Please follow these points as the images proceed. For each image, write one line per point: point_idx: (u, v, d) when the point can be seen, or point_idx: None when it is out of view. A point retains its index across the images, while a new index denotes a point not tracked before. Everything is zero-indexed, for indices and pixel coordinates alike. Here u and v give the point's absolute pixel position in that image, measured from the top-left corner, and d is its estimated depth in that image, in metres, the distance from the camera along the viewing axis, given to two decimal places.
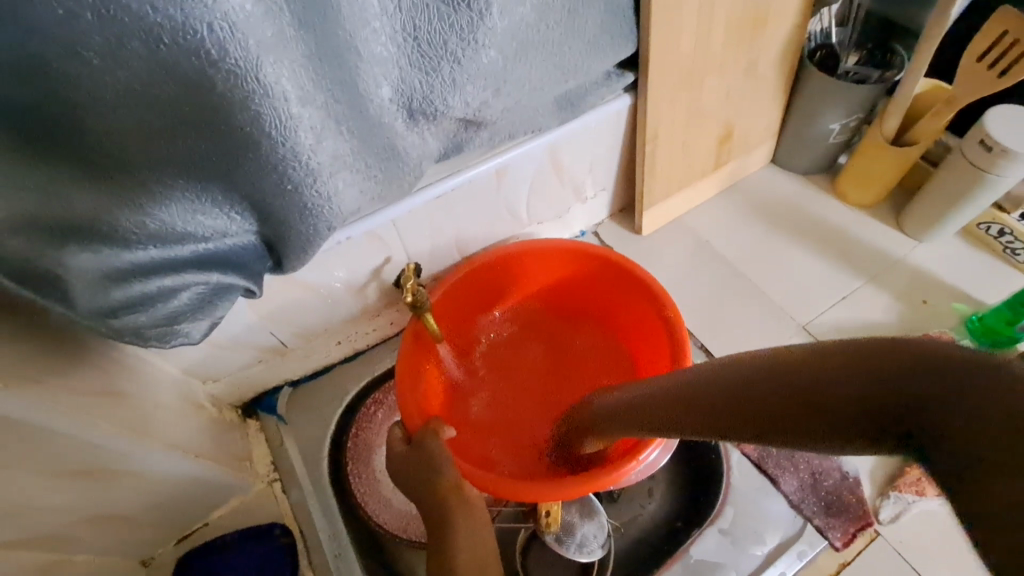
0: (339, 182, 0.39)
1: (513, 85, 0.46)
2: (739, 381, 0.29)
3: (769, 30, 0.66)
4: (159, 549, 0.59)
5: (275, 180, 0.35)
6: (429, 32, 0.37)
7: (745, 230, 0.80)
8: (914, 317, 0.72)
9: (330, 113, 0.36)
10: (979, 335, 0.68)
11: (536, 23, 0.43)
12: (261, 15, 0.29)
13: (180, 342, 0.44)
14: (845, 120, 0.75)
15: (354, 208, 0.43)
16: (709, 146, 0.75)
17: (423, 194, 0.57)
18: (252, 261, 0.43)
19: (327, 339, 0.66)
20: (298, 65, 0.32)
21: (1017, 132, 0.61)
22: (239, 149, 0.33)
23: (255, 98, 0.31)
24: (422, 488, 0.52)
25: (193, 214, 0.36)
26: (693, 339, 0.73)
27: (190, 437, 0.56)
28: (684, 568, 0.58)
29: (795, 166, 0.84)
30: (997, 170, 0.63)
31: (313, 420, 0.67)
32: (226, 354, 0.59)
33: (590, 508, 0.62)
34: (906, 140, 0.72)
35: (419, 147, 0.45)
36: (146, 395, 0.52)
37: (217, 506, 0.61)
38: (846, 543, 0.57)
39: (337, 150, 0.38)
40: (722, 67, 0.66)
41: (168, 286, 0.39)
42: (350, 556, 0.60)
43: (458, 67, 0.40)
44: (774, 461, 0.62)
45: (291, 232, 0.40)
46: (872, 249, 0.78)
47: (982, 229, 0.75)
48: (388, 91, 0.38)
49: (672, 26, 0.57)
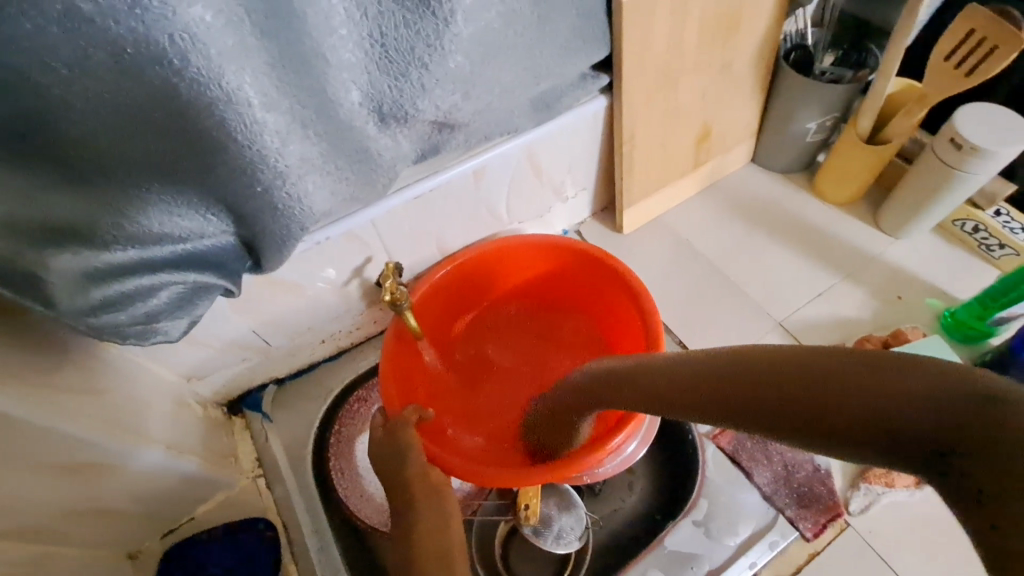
0: (310, 183, 0.41)
1: (483, 87, 0.47)
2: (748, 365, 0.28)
3: (744, 31, 0.67)
4: (146, 543, 0.60)
5: (246, 184, 0.37)
6: (395, 38, 0.38)
7: (724, 227, 0.82)
8: (888, 313, 0.73)
9: (296, 117, 0.37)
10: (950, 330, 0.70)
11: (505, 29, 0.44)
12: (222, 26, 0.30)
13: (159, 340, 0.45)
14: (821, 120, 0.76)
15: (326, 208, 0.44)
16: (687, 145, 0.76)
17: (400, 195, 0.58)
18: (230, 260, 0.44)
19: (311, 338, 0.67)
20: (262, 71, 0.33)
21: (986, 130, 0.62)
22: (209, 153, 0.34)
23: (220, 104, 0.32)
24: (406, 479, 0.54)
25: (170, 216, 0.38)
26: (672, 335, 0.74)
27: (174, 434, 0.57)
28: (659, 559, 0.60)
29: (775, 165, 0.85)
30: (966, 168, 0.65)
31: (297, 418, 0.68)
32: (213, 354, 0.60)
33: (569, 501, 0.63)
34: (880, 139, 0.73)
35: (392, 149, 0.46)
36: (132, 393, 0.53)
37: (203, 501, 0.62)
38: (816, 534, 0.59)
39: (305, 153, 0.39)
40: (697, 68, 0.67)
41: (146, 285, 0.40)
42: (333, 548, 0.61)
43: (426, 71, 0.41)
44: (747, 453, 0.63)
45: (265, 233, 0.42)
46: (849, 246, 0.79)
47: (958, 226, 0.76)
48: (357, 95, 0.40)
49: (644, 29, 0.58)
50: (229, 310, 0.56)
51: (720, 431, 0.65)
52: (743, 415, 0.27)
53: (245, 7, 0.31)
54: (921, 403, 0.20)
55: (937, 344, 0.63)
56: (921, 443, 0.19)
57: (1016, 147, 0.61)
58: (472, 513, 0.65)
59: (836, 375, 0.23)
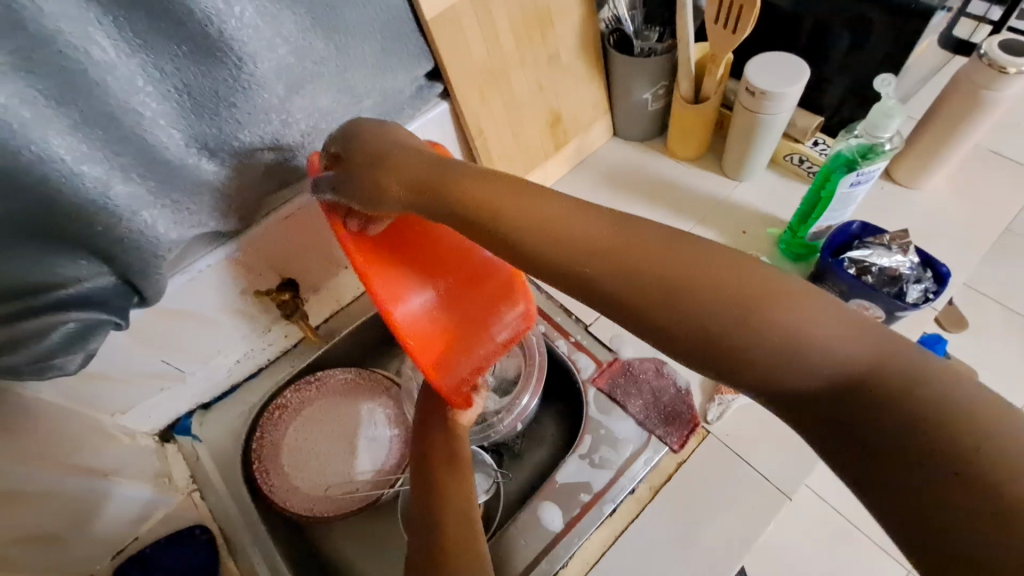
0: (147, 217, 0.49)
1: (302, 111, 0.55)
2: (725, 294, 0.34)
3: (558, 25, 0.77)
4: (97, 565, 0.68)
5: (84, 226, 0.45)
6: (197, 87, 0.46)
7: (593, 198, 0.90)
8: (736, 246, 0.83)
9: (113, 165, 0.44)
10: (788, 251, 0.79)
11: (301, 63, 0.52)
12: (18, 104, 0.37)
13: (58, 373, 0.51)
14: (653, 89, 0.86)
15: (175, 236, 0.52)
16: (541, 130, 0.85)
17: (272, 217, 0.65)
18: (113, 298, 0.52)
19: (226, 358, 0.74)
20: (66, 133, 0.41)
21: (770, 76, 0.72)
22: (46, 206, 0.42)
23: (37, 165, 0.39)
24: (446, 497, 0.54)
25: (45, 265, 0.45)
26: (549, 297, 0.80)
27: (102, 462, 0.65)
28: (552, 492, 0.66)
29: (632, 135, 0.95)
30: (765, 110, 0.74)
31: (224, 435, 0.75)
32: (127, 389, 0.66)
33: (478, 462, 0.74)
34: (702, 97, 0.82)
35: (234, 178, 0.54)
36: (58, 429, 0.60)
37: (144, 520, 0.70)
38: (682, 444, 0.67)
39: (134, 191, 0.47)
40: (524, 61, 0.76)
41: (34, 328, 0.47)
42: (266, 539, 0.69)
43: (236, 109, 0.49)
44: (621, 390, 0.71)
45: (130, 264, 0.50)
46: (701, 195, 0.88)
47: (789, 160, 0.86)
48: (179, 138, 0.48)
49: (456, 36, 0.66)
50: (135, 347, 0.63)
51: (598, 374, 0.73)
52: (724, 366, 0.34)
53: (36, 88, 0.38)
54: (856, 395, 0.30)
55: None
56: (829, 415, 0.31)
57: (795, 88, 0.71)
58: (389, 484, 0.73)
59: (799, 351, 0.31)
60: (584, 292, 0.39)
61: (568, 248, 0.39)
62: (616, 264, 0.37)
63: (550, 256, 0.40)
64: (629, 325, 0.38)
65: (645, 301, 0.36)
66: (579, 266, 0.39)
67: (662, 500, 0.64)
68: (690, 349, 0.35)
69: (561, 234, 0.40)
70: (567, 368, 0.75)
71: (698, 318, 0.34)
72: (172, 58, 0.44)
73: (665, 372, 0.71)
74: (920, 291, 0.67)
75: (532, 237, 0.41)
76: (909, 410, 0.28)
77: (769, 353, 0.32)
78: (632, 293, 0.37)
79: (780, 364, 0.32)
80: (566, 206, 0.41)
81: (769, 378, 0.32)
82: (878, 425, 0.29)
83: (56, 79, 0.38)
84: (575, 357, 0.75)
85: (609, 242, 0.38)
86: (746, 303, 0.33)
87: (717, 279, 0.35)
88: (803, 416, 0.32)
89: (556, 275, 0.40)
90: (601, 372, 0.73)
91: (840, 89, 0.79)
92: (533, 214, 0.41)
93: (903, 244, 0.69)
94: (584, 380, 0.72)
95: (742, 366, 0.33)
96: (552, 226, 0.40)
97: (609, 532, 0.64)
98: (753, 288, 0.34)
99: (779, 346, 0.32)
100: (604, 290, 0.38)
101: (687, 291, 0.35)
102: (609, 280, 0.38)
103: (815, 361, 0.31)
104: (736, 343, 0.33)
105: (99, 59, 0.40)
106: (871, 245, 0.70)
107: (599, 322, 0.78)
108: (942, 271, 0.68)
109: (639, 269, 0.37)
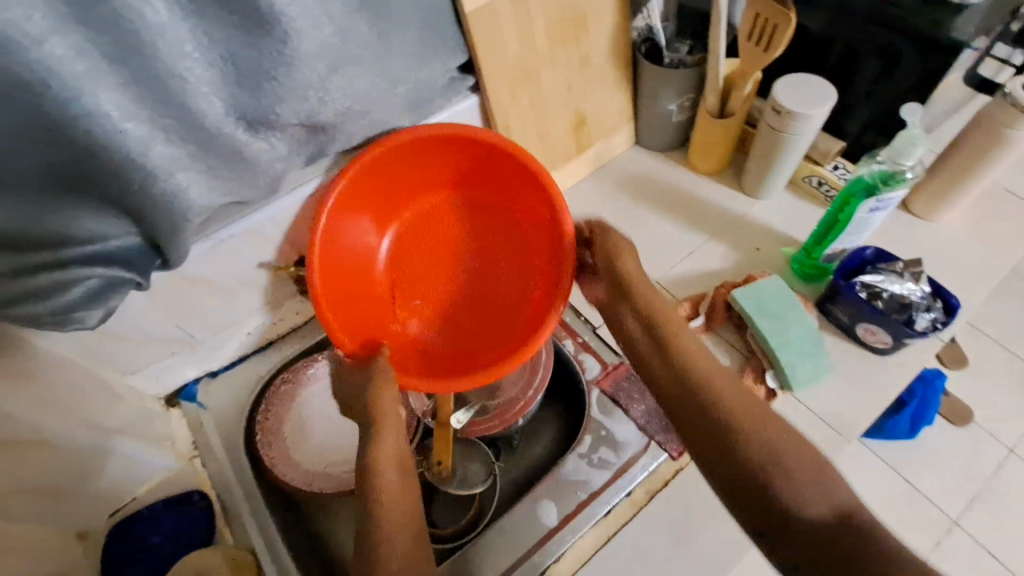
0: (182, 179, 0.50)
1: (340, 92, 0.55)
2: (776, 445, 0.50)
3: (592, 29, 0.78)
4: (94, 522, 0.69)
5: (120, 183, 0.46)
6: (242, 57, 0.47)
7: (611, 204, 0.91)
8: (748, 262, 0.83)
9: (155, 126, 0.46)
10: (798, 272, 0.80)
11: (344, 45, 0.53)
12: (73, 57, 0.38)
13: (77, 327, 0.52)
14: (679, 101, 0.87)
15: (207, 202, 0.53)
16: (566, 132, 0.86)
17: (297, 193, 0.65)
18: (137, 259, 0.52)
19: (239, 330, 0.75)
20: (114, 89, 0.42)
21: (797, 96, 0.73)
22: (87, 161, 0.43)
23: (83, 118, 0.41)
24: (385, 499, 0.52)
25: (74, 220, 0.46)
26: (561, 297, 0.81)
27: (110, 420, 0.66)
28: (548, 489, 0.67)
29: (654, 144, 0.95)
30: (789, 129, 0.75)
31: (228, 404, 0.76)
32: (140, 350, 0.67)
33: (475, 453, 0.74)
34: (727, 113, 0.83)
35: (268, 151, 0.55)
36: (72, 383, 0.60)
37: (144, 481, 0.71)
38: (681, 452, 0.67)
39: (172, 154, 0.48)
40: (556, 63, 0.77)
41: (58, 281, 0.47)
42: (261, 509, 0.69)
43: (278, 83, 0.50)
44: (624, 394, 0.72)
45: (160, 226, 0.50)
46: (718, 209, 0.89)
47: (807, 182, 0.87)
48: (220, 106, 0.49)
49: (492, 31, 0.67)
50: (155, 311, 0.64)
51: (603, 376, 0.74)
52: (743, 481, 0.50)
53: (91, 43, 0.39)
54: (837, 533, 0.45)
55: (773, 282, 0.74)
56: (807, 537, 0.46)
57: (821, 110, 0.72)
58: None
59: (807, 495, 0.47)
60: (676, 402, 0.57)
61: (686, 370, 0.57)
62: (709, 398, 0.55)
63: (669, 369, 0.58)
64: (689, 436, 0.55)
65: (720, 420, 0.53)
66: (684, 390, 0.56)
67: (656, 506, 0.65)
68: (730, 467, 0.51)
69: (686, 366, 0.58)
70: (572, 368, 0.76)
71: (750, 451, 0.51)
72: (222, 27, 0.45)
73: None
74: (929, 320, 0.68)
75: (659, 358, 0.60)
76: (871, 546, 0.43)
77: (793, 493, 0.47)
78: (707, 417, 0.54)
79: (787, 501, 0.47)
80: (693, 350, 0.59)
81: (772, 506, 0.48)
82: (843, 550, 0.44)
83: (110, 36, 0.40)
84: (581, 358, 0.76)
85: (716, 381, 0.56)
86: (784, 452, 0.50)
87: (774, 433, 0.51)
88: (783, 532, 0.47)
89: (663, 386, 0.58)
90: (606, 374, 0.74)
91: (863, 116, 0.80)
92: (672, 340, 0.60)
93: (916, 273, 0.69)
94: (590, 381, 0.73)
95: (755, 486, 0.49)
96: (678, 362, 0.58)
97: (602, 533, 0.64)
98: (796, 449, 0.50)
99: (794, 487, 0.48)
100: (687, 406, 0.56)
101: (752, 431, 0.52)
102: (703, 403, 0.55)
103: (815, 504, 0.46)
104: (766, 474, 0.49)
105: (152, 21, 0.41)
106: (883, 271, 0.71)
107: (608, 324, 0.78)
108: (952, 302, 0.68)
109: (723, 408, 0.54)
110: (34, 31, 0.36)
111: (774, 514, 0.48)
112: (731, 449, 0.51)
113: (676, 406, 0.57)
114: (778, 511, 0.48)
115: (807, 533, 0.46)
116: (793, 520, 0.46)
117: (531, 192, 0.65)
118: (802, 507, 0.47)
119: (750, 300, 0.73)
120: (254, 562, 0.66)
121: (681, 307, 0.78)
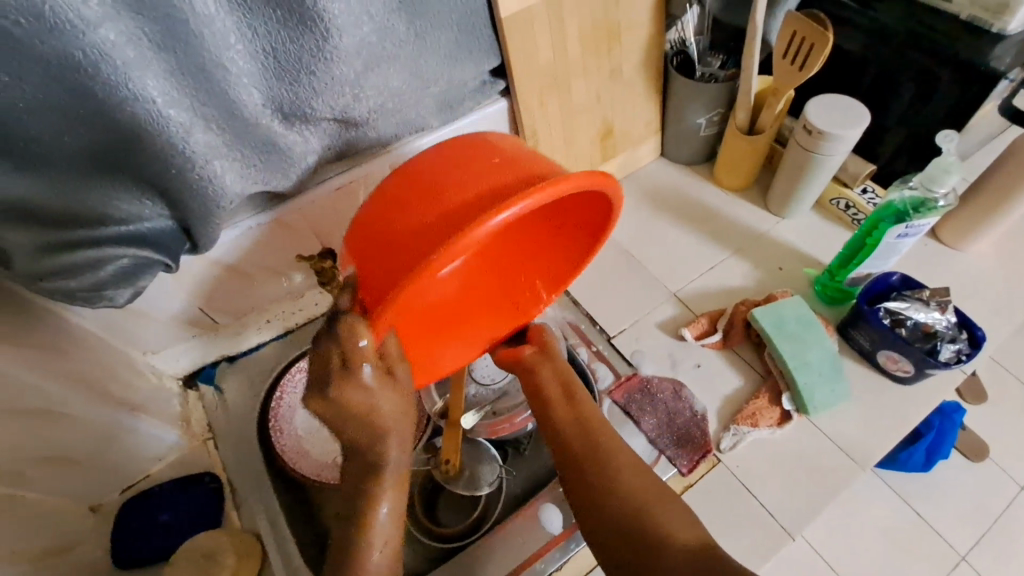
0: (217, 166, 0.51)
1: (373, 89, 0.56)
2: (643, 483, 0.53)
3: (625, 40, 0.78)
4: (106, 497, 0.70)
5: (161, 166, 0.46)
6: (283, 51, 0.48)
7: (632, 214, 0.90)
8: (769, 281, 0.83)
9: (196, 113, 0.47)
10: (821, 293, 0.79)
11: (380, 43, 0.54)
12: (123, 43, 0.40)
13: (106, 303, 0.53)
14: (708, 115, 0.87)
15: (239, 190, 0.54)
16: (592, 140, 0.86)
17: (325, 186, 0.66)
18: (168, 241, 0.53)
19: (258, 317, 0.76)
20: (160, 76, 0.43)
21: (831, 116, 0.72)
22: (130, 144, 0.44)
23: (129, 102, 0.42)
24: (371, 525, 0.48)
25: (113, 201, 0.47)
26: (578, 306, 0.80)
27: (131, 397, 0.67)
28: (555, 496, 0.67)
29: (680, 157, 0.95)
30: (820, 150, 0.74)
31: (244, 390, 0.77)
32: (162, 330, 0.68)
33: (483, 455, 0.74)
34: (756, 130, 0.83)
35: (300, 143, 0.56)
36: (94, 359, 0.62)
37: (159, 459, 0.73)
38: (691, 468, 0.67)
39: (210, 141, 0.49)
40: (586, 71, 0.77)
41: (93, 257, 0.48)
42: (270, 495, 0.71)
43: (315, 77, 0.51)
44: (636, 405, 0.71)
45: (192, 210, 0.51)
46: (740, 226, 0.88)
47: (834, 204, 0.86)
48: (258, 97, 0.50)
49: (528, 36, 0.68)
50: (180, 294, 0.65)
51: (616, 386, 0.72)
52: (604, 509, 0.52)
53: (141, 29, 0.40)
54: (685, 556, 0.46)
55: (795, 303, 0.73)
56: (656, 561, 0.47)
57: (855, 131, 0.71)
58: None
59: (661, 525, 0.49)
60: (555, 429, 0.59)
61: (568, 402, 0.60)
62: (587, 430, 0.58)
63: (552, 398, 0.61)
64: (562, 462, 0.57)
65: (596, 451, 0.56)
66: (566, 419, 0.59)
67: None
68: (596, 494, 0.53)
69: (572, 399, 0.61)
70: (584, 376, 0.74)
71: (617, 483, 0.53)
72: (265, 20, 0.46)
73: (682, 395, 0.72)
74: (953, 350, 0.67)
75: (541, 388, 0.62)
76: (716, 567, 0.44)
77: (647, 524, 0.49)
78: (582, 445, 0.57)
79: (642, 529, 0.49)
80: (582, 389, 0.62)
81: (627, 536, 0.50)
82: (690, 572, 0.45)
83: (159, 23, 0.41)
84: (594, 366, 0.75)
85: (595, 417, 0.59)
86: (649, 490, 0.53)
87: (641, 471, 0.54)
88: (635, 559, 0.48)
89: (543, 414, 0.61)
90: (618, 385, 0.73)
91: (896, 140, 0.79)
92: (562, 375, 0.62)
93: (943, 302, 0.68)
94: (601, 391, 0.71)
95: (616, 515, 0.51)
96: (565, 394, 0.61)
97: None
98: (661, 489, 0.53)
99: (654, 518, 0.50)
100: (564, 432, 0.58)
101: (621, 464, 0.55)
102: (583, 432, 0.58)
103: (670, 533, 0.48)
104: (631, 503, 0.51)
105: (200, 11, 0.42)
106: (908, 298, 0.70)
107: (623, 334, 0.78)
108: (978, 334, 0.67)
109: (596, 440, 0.57)
110: (90, 16, 0.37)
111: (629, 541, 0.49)
112: (601, 478, 0.54)
113: (568, 439, 0.58)
114: (634, 538, 0.49)
115: (662, 555, 0.47)
116: (654, 547, 0.48)
117: (574, 228, 0.59)
118: (669, 536, 0.48)
119: (769, 318, 0.72)
120: (259, 541, 0.67)
121: (699, 322, 0.77)
